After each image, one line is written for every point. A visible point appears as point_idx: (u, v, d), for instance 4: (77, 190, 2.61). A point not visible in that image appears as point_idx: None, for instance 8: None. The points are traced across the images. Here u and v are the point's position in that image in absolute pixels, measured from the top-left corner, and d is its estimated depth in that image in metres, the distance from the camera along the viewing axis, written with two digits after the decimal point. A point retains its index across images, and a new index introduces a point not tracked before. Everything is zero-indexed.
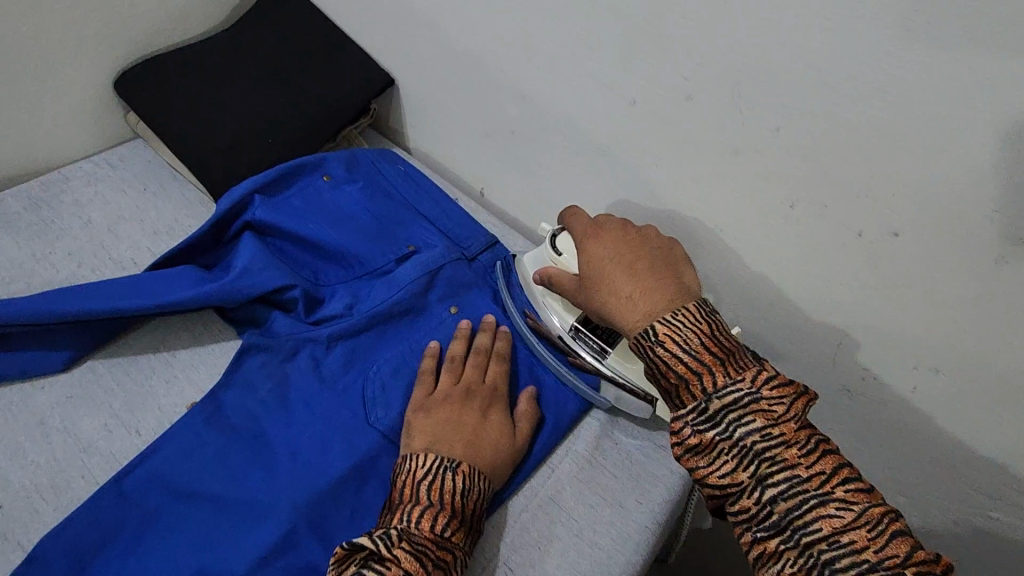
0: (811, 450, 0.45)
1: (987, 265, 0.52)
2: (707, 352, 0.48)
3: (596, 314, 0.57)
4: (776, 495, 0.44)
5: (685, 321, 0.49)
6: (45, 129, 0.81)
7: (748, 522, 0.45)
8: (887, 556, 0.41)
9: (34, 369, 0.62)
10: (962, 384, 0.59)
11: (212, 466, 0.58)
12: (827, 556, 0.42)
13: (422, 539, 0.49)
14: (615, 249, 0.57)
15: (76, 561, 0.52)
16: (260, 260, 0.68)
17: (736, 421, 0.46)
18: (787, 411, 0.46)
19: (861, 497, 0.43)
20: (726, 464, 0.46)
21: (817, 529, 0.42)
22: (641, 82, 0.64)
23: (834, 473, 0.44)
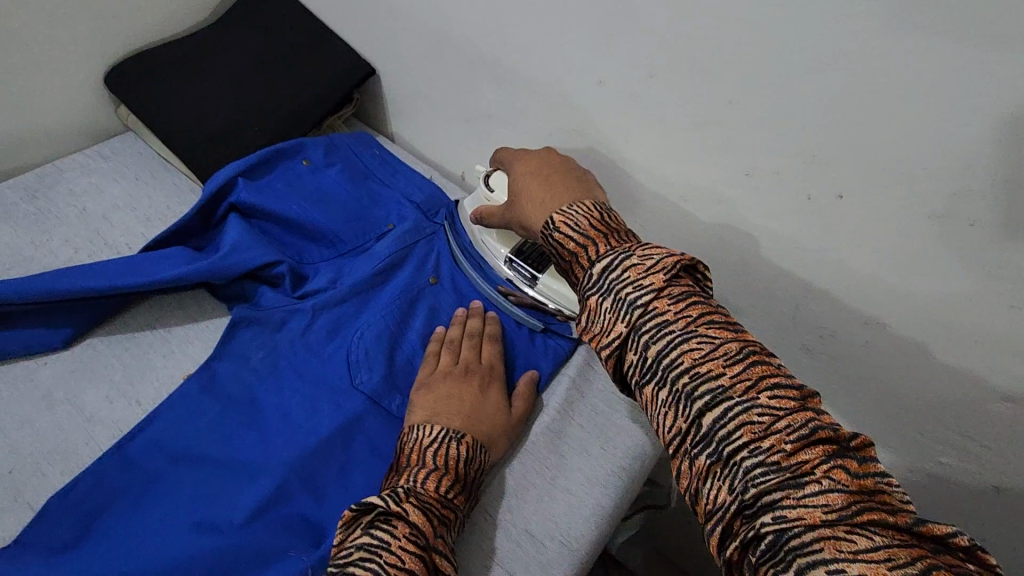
0: (681, 296, 0.45)
1: (923, 221, 0.56)
2: (594, 230, 0.52)
3: (518, 222, 0.63)
4: (647, 339, 0.44)
5: (578, 210, 0.54)
6: (39, 123, 0.85)
7: (630, 372, 0.45)
8: (741, 381, 0.41)
9: (37, 346, 0.65)
10: (906, 334, 0.63)
11: (208, 430, 0.62)
12: (690, 388, 0.42)
13: (428, 497, 0.52)
14: (535, 166, 0.64)
15: (83, 518, 0.56)
16: (246, 238, 0.72)
17: (612, 277, 0.47)
18: (658, 264, 0.46)
19: (725, 333, 0.43)
20: (608, 318, 0.46)
21: (680, 363, 0.43)
22: (606, 61, 0.68)
23: (700, 313, 0.44)
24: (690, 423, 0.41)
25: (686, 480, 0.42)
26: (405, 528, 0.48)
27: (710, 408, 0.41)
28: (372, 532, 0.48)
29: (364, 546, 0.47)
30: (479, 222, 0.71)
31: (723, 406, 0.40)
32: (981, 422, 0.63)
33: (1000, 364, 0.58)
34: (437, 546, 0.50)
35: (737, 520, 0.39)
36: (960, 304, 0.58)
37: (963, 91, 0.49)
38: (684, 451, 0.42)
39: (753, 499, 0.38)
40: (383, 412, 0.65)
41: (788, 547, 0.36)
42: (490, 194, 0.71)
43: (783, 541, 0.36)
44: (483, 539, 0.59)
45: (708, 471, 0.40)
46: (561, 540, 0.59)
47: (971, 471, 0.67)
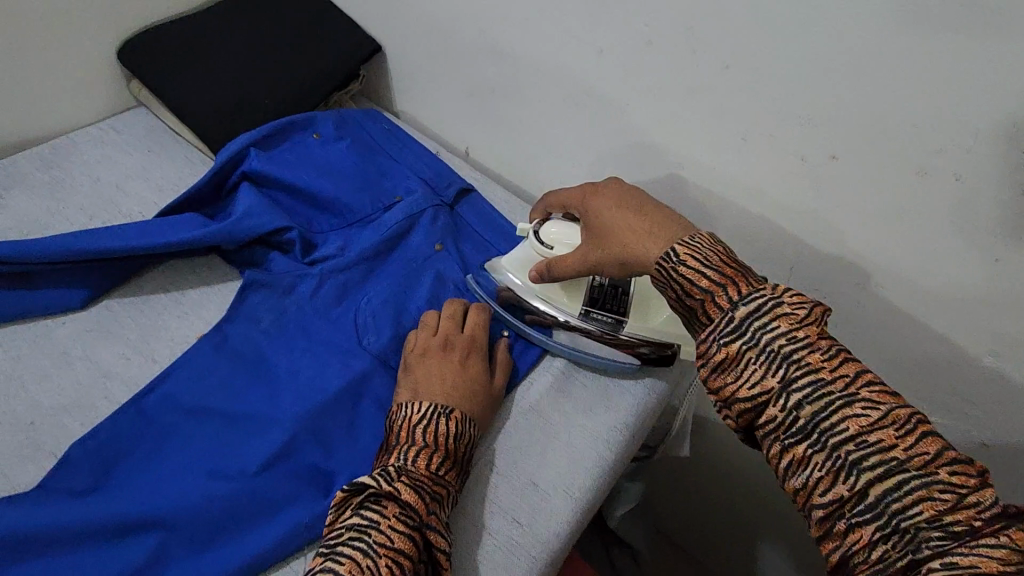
0: (835, 357, 0.46)
1: (912, 179, 0.58)
2: (727, 267, 0.50)
3: (615, 257, 0.58)
4: (802, 399, 0.45)
5: (702, 243, 0.52)
6: (52, 95, 0.86)
7: (775, 432, 0.46)
8: (915, 453, 0.42)
9: (55, 306, 0.67)
10: (898, 294, 0.65)
11: (223, 385, 0.64)
12: (855, 455, 0.43)
13: (419, 475, 0.53)
14: (616, 199, 0.60)
15: (103, 465, 0.58)
16: (258, 205, 0.74)
17: (761, 327, 0.47)
18: (809, 315, 0.47)
19: (885, 399, 0.44)
20: (756, 371, 0.46)
21: (843, 430, 0.43)
22: (608, 31, 0.69)
23: (858, 377, 0.45)
24: (852, 488, 0.42)
25: (836, 542, 0.43)
26: (394, 508, 0.50)
27: (880, 477, 0.42)
28: (362, 513, 0.50)
29: (355, 526, 0.49)
30: (545, 275, 0.65)
31: (897, 476, 0.42)
32: (966, 378, 0.65)
33: (986, 319, 0.61)
34: (431, 522, 0.51)
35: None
36: (947, 260, 0.60)
37: (949, 49, 0.51)
38: (840, 513, 0.43)
39: (924, 559, 0.40)
40: (389, 369, 0.68)
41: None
42: (546, 249, 0.67)
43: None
44: (484, 487, 0.61)
45: (870, 534, 0.42)
46: (562, 489, 0.61)
47: (961, 429, 0.69)
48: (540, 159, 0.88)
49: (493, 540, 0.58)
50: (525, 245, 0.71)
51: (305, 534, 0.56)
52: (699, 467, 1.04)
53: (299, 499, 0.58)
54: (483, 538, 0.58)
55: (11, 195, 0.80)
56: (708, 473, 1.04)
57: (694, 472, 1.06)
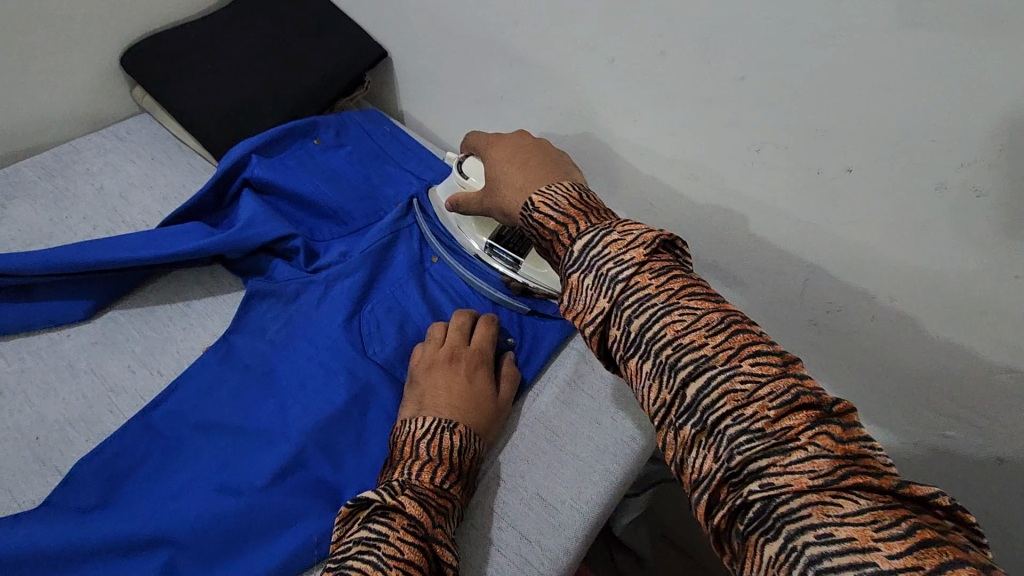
0: (661, 271, 0.44)
1: (931, 192, 0.57)
2: (575, 209, 0.51)
3: (499, 210, 0.62)
4: (629, 313, 0.43)
5: (558, 191, 0.54)
6: (55, 103, 0.85)
7: (615, 347, 0.44)
8: (722, 349, 0.40)
9: (59, 318, 0.67)
10: (915, 308, 0.64)
11: (229, 398, 0.63)
12: (672, 359, 0.41)
13: (424, 489, 0.52)
14: (509, 152, 0.63)
15: (109, 482, 0.57)
16: (261, 213, 0.73)
17: (593, 254, 0.46)
18: (637, 239, 0.46)
19: (705, 304, 0.42)
20: (590, 294, 0.45)
21: (662, 335, 0.42)
22: (619, 40, 0.68)
23: (679, 287, 0.43)
24: (674, 394, 0.40)
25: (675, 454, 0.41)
26: (402, 520, 0.48)
27: (693, 377, 0.40)
28: (369, 527, 0.48)
29: (363, 540, 0.47)
30: (456, 210, 0.70)
31: (706, 374, 0.39)
32: (982, 392, 0.64)
33: (1005, 334, 0.60)
34: (437, 535, 0.50)
35: (725, 489, 0.38)
36: (966, 274, 0.59)
37: (971, 63, 0.50)
38: (669, 423, 0.41)
39: (738, 468, 0.37)
40: (394, 380, 0.67)
41: (776, 513, 0.34)
42: (464, 180, 0.70)
43: (770, 508, 0.35)
44: (494, 501, 0.60)
45: (694, 442, 0.39)
46: (570, 503, 0.61)
47: (976, 443, 0.68)
48: None
49: (502, 557, 0.57)
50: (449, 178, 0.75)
51: (315, 550, 0.56)
52: None
53: (307, 514, 0.58)
54: (491, 557, 0.57)
55: (14, 205, 0.79)
56: None
57: None
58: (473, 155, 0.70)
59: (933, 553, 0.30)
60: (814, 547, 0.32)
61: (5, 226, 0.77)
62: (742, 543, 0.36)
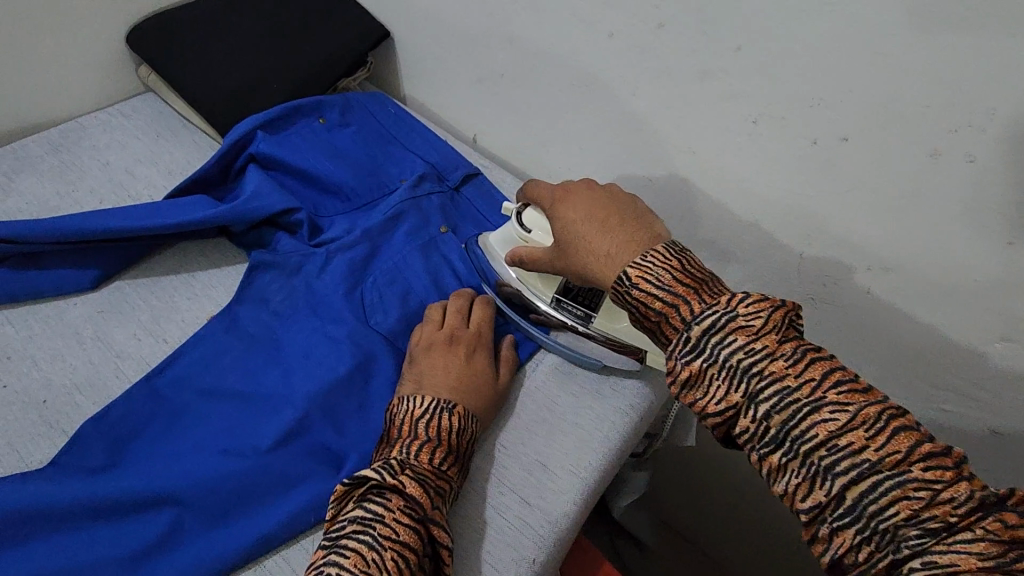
0: (798, 358, 0.43)
1: (926, 159, 0.58)
2: (682, 284, 0.48)
3: (579, 274, 0.57)
4: (770, 409, 0.42)
5: (655, 261, 0.50)
6: (61, 80, 0.86)
7: (751, 442, 0.43)
8: (887, 453, 0.38)
9: (65, 287, 0.67)
10: (911, 278, 0.65)
11: (234, 365, 0.64)
12: (827, 462, 0.40)
13: (423, 470, 0.53)
14: (585, 211, 0.57)
15: (116, 443, 0.58)
16: (266, 186, 0.75)
17: (717, 344, 0.44)
18: (766, 323, 0.44)
19: (856, 398, 0.41)
20: (718, 387, 0.44)
21: (814, 436, 0.40)
22: (619, 14, 0.69)
23: (825, 379, 0.42)
24: (830, 496, 0.39)
25: (824, 548, 0.40)
26: (399, 502, 0.49)
27: (854, 481, 0.39)
28: (365, 506, 0.49)
29: (358, 519, 0.48)
30: (519, 264, 0.64)
31: (871, 479, 0.38)
32: (974, 361, 0.65)
33: (998, 303, 0.60)
34: (434, 517, 0.51)
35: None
36: (961, 243, 0.60)
37: (966, 27, 0.51)
38: (821, 521, 0.40)
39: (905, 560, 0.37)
40: (396, 350, 0.68)
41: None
42: (526, 233, 0.64)
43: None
44: (493, 465, 0.61)
45: (857, 542, 0.38)
46: (569, 469, 0.62)
47: (969, 415, 0.69)
48: (549, 145, 0.88)
49: (501, 519, 0.58)
50: (505, 226, 0.68)
51: (318, 511, 0.56)
52: None
53: (311, 477, 0.58)
54: (486, 520, 0.58)
55: (21, 179, 0.80)
56: None
57: None
58: (536, 205, 0.64)
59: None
60: None
61: (12, 199, 0.78)
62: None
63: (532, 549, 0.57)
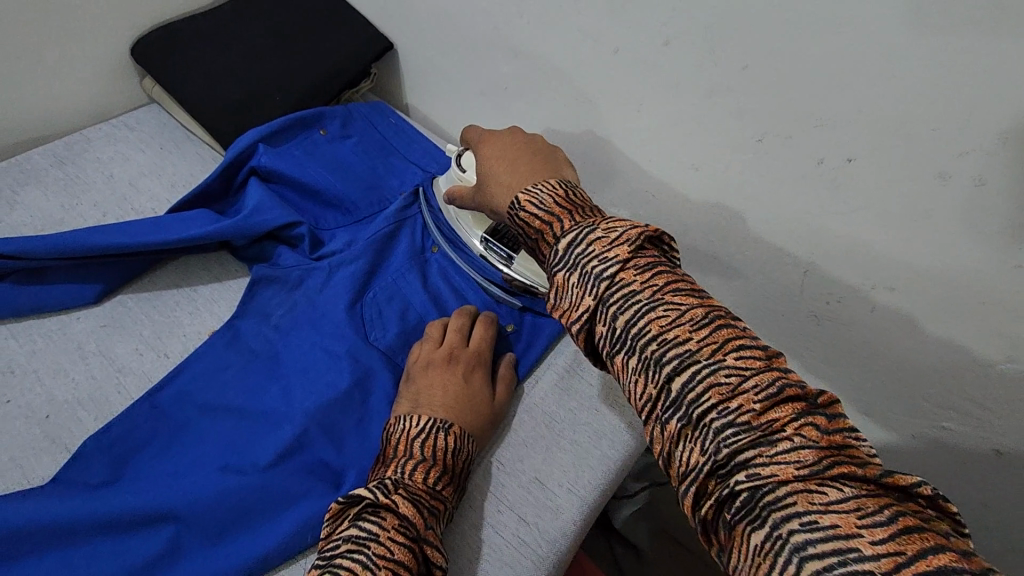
0: (645, 266, 0.44)
1: (932, 180, 0.57)
2: (560, 207, 0.50)
3: (489, 207, 0.61)
4: (614, 310, 0.43)
5: (543, 188, 0.52)
6: (67, 92, 0.87)
7: (603, 345, 0.44)
8: (707, 345, 0.40)
9: (69, 301, 0.68)
10: (915, 299, 0.64)
11: (234, 381, 0.65)
12: (658, 356, 0.40)
13: (417, 489, 0.53)
14: (499, 148, 0.61)
15: (117, 460, 0.58)
16: (267, 200, 0.75)
17: (577, 252, 0.45)
18: (622, 235, 0.45)
19: (690, 300, 0.42)
20: (575, 292, 0.45)
21: (647, 331, 0.41)
22: (623, 30, 0.69)
23: (664, 283, 0.43)
24: (660, 391, 0.40)
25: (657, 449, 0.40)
26: (393, 521, 0.48)
27: (679, 375, 0.39)
28: (360, 525, 0.48)
29: (352, 538, 0.47)
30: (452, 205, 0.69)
31: (693, 373, 0.39)
32: (979, 382, 0.64)
33: (1007, 327, 0.59)
34: (428, 537, 0.50)
35: (711, 482, 0.38)
36: (968, 265, 0.59)
37: (976, 49, 0.49)
38: (654, 420, 0.41)
39: (726, 459, 0.37)
40: (394, 365, 0.68)
41: (763, 503, 0.35)
42: (462, 174, 0.71)
43: (757, 498, 0.35)
44: (491, 483, 0.62)
45: (680, 435, 0.39)
46: (568, 487, 0.62)
47: (976, 436, 0.68)
48: None
49: (501, 539, 0.58)
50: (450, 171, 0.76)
51: (315, 530, 0.56)
52: None
53: (308, 495, 0.59)
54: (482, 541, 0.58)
55: (27, 191, 0.81)
56: None
57: None
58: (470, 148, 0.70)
59: (916, 540, 0.31)
60: (797, 534, 0.33)
61: (18, 212, 0.79)
62: (730, 533, 0.36)
63: (529, 569, 0.57)
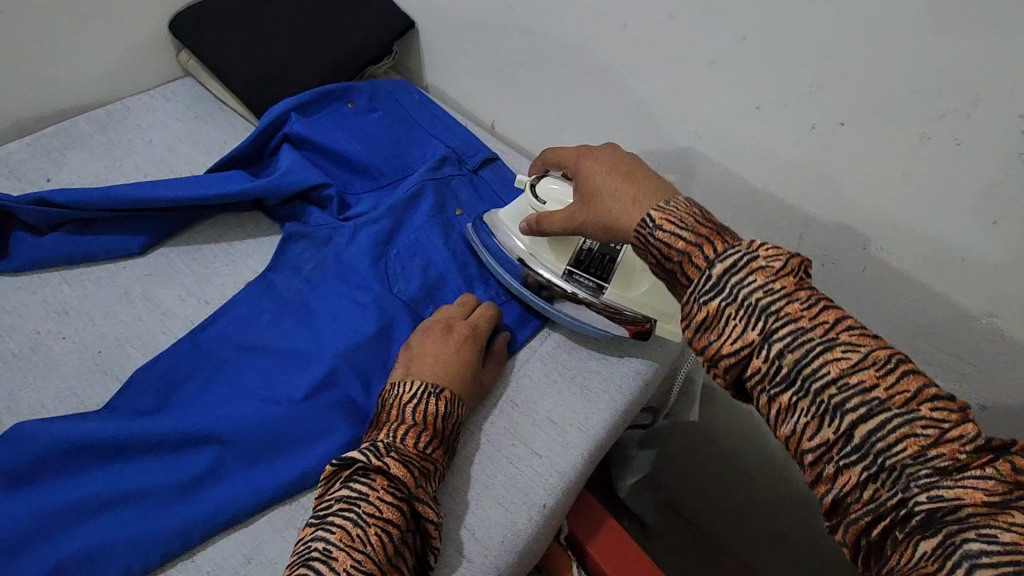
0: (813, 303, 0.43)
1: (915, 142, 0.62)
2: (704, 228, 0.48)
3: (598, 220, 0.57)
4: (784, 348, 0.42)
5: (679, 207, 0.50)
6: (108, 63, 0.93)
7: (762, 383, 0.43)
8: (897, 391, 0.40)
9: (116, 250, 0.73)
10: (901, 256, 0.69)
11: (269, 324, 0.70)
12: (840, 399, 0.40)
13: (407, 452, 0.55)
14: (608, 163, 0.59)
15: (164, 390, 0.64)
16: (299, 162, 0.81)
17: (738, 282, 0.44)
18: (785, 266, 0.44)
19: (868, 340, 0.42)
20: (735, 327, 0.44)
21: (826, 374, 0.41)
22: (630, 4, 0.73)
23: (839, 322, 0.43)
24: (838, 433, 0.40)
25: (827, 486, 0.41)
26: (383, 481, 0.52)
27: (865, 418, 0.40)
28: (351, 486, 0.52)
29: (344, 498, 0.51)
30: (532, 224, 0.66)
31: (881, 417, 0.39)
32: (961, 335, 0.69)
33: (985, 279, 0.64)
34: (419, 495, 0.53)
35: (893, 522, 0.39)
36: (949, 221, 0.63)
37: (950, 19, 0.54)
38: (827, 459, 0.41)
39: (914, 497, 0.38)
40: (416, 315, 0.73)
41: (950, 530, 0.37)
42: (541, 204, 0.69)
43: (938, 520, 0.37)
44: (506, 421, 0.67)
45: (863, 478, 0.39)
46: (578, 426, 0.67)
47: (959, 388, 0.72)
48: (564, 129, 0.92)
49: (515, 468, 0.63)
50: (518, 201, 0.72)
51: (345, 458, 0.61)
52: (710, 426, 1.08)
53: (337, 427, 0.63)
54: (499, 470, 0.63)
55: (72, 154, 0.87)
56: (719, 431, 1.07)
57: (706, 433, 1.09)
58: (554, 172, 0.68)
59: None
60: (973, 541, 0.35)
61: (65, 172, 0.85)
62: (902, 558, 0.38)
63: (542, 493, 0.62)
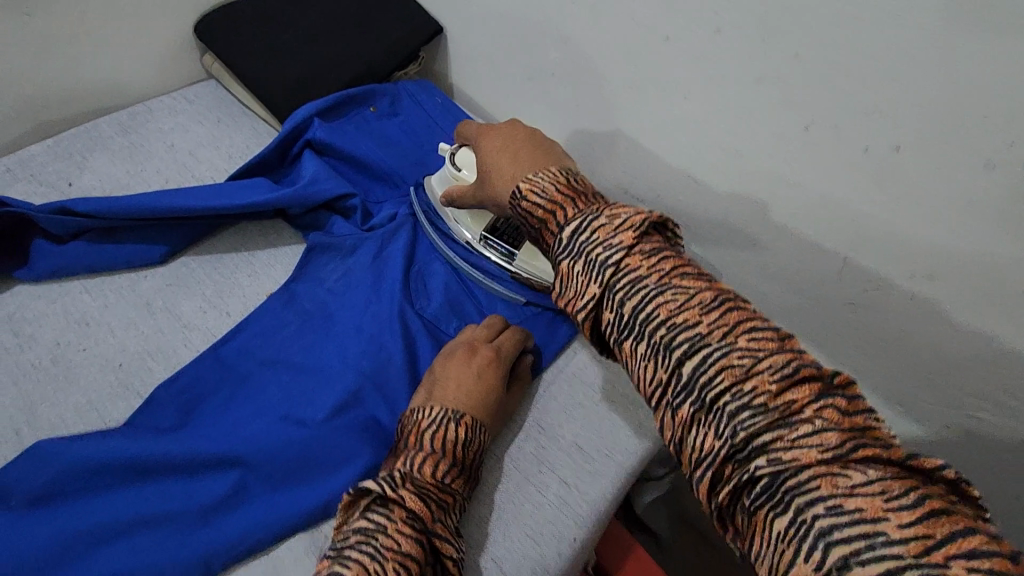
0: (651, 253, 0.47)
1: (979, 170, 0.57)
2: (561, 195, 0.53)
3: (493, 199, 0.63)
4: (623, 297, 0.45)
5: (544, 176, 0.55)
6: (132, 65, 0.91)
7: (611, 330, 0.46)
8: (718, 327, 0.42)
9: (137, 260, 0.72)
10: (956, 288, 0.65)
11: (291, 339, 0.68)
12: (670, 340, 0.43)
13: (425, 483, 0.53)
14: (500, 140, 0.63)
15: (184, 407, 0.62)
16: (324, 171, 0.79)
17: (582, 241, 0.48)
18: (626, 222, 0.48)
19: (697, 284, 0.45)
20: (582, 281, 0.47)
21: (656, 315, 0.44)
22: (673, 17, 0.70)
23: (670, 268, 0.45)
24: (670, 374, 0.43)
25: (671, 432, 0.43)
26: (401, 513, 0.50)
27: (688, 356, 0.42)
28: (369, 517, 0.50)
29: (362, 530, 0.49)
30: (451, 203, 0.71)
31: (704, 354, 0.42)
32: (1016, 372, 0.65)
33: None
34: (436, 529, 0.51)
35: (729, 466, 0.40)
36: (1009, 255, 0.59)
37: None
38: (665, 404, 0.43)
39: (745, 443, 0.39)
40: (439, 333, 0.71)
41: (785, 487, 0.37)
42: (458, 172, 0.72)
43: (779, 482, 0.37)
44: (531, 448, 0.64)
45: (695, 421, 0.41)
46: (605, 453, 0.65)
47: (1009, 426, 0.69)
48: (596, 142, 0.89)
49: (542, 497, 0.61)
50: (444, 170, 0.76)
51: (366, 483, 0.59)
52: None
53: (357, 450, 0.61)
54: (524, 499, 0.61)
55: (94, 158, 0.85)
56: None
57: None
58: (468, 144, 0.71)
59: (940, 521, 0.33)
60: (824, 518, 0.35)
61: (87, 177, 0.83)
62: (749, 517, 0.39)
63: (570, 527, 0.59)
